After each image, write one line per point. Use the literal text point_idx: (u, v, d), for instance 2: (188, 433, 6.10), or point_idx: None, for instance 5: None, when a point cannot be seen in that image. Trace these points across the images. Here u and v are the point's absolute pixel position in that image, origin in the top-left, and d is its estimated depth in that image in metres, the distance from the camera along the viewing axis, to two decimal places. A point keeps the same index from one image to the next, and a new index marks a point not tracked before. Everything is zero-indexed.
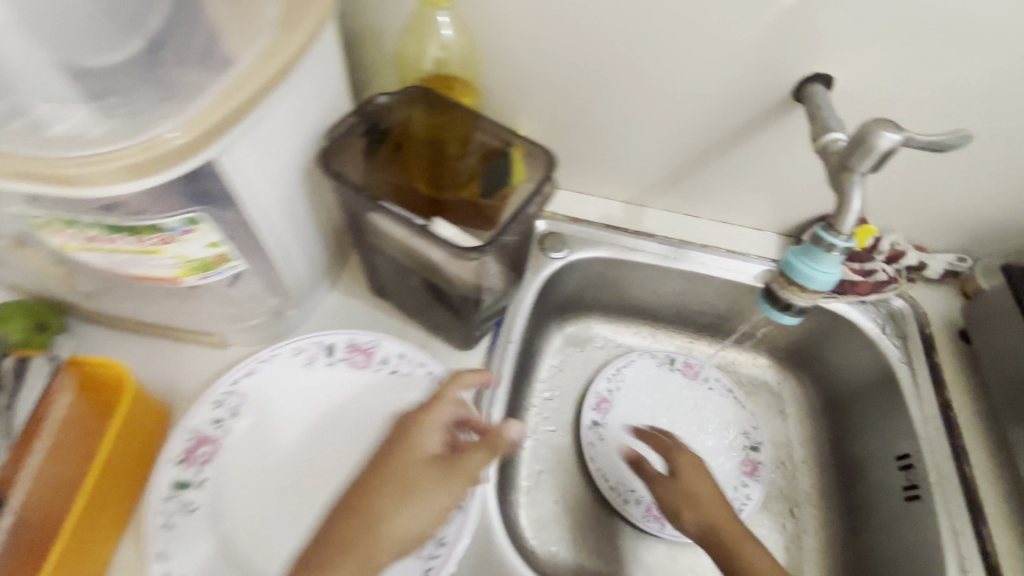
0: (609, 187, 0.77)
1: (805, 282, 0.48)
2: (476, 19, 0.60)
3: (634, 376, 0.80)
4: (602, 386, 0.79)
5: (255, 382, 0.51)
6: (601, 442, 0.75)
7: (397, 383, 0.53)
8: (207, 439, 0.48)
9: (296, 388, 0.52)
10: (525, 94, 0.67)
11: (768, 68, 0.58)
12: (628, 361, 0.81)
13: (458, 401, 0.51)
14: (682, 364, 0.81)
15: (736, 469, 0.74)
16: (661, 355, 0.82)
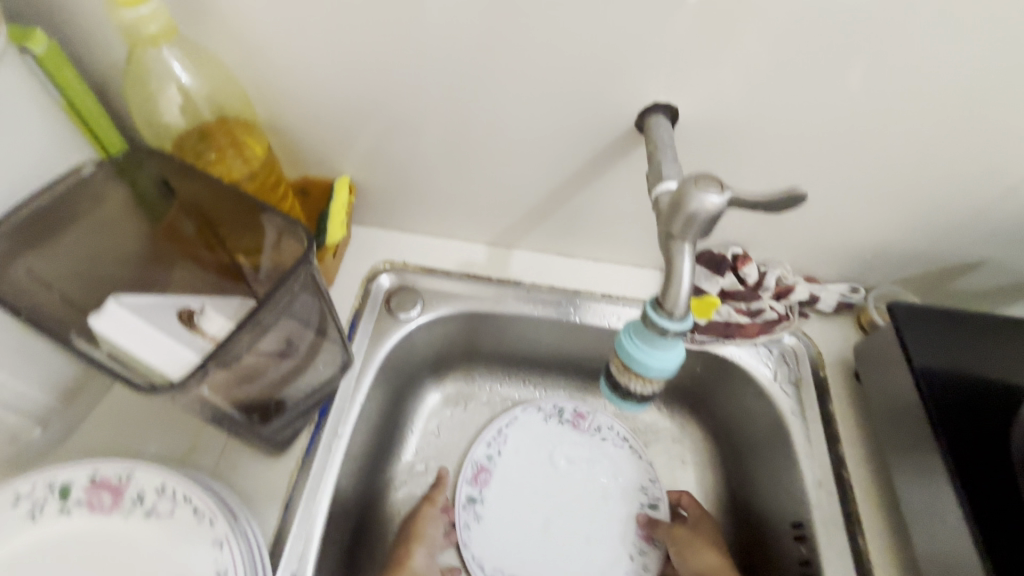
0: (467, 230, 0.67)
1: (640, 371, 0.40)
2: (239, 54, 0.48)
3: (518, 436, 0.68)
4: (481, 453, 0.67)
5: None
6: (478, 523, 0.63)
7: (152, 527, 0.41)
8: None
9: (13, 548, 0.40)
10: (337, 136, 0.56)
11: (605, 97, 0.49)
12: (511, 418, 0.69)
13: (227, 545, 0.40)
14: (572, 414, 0.70)
15: (630, 536, 0.65)
16: (548, 407, 0.70)
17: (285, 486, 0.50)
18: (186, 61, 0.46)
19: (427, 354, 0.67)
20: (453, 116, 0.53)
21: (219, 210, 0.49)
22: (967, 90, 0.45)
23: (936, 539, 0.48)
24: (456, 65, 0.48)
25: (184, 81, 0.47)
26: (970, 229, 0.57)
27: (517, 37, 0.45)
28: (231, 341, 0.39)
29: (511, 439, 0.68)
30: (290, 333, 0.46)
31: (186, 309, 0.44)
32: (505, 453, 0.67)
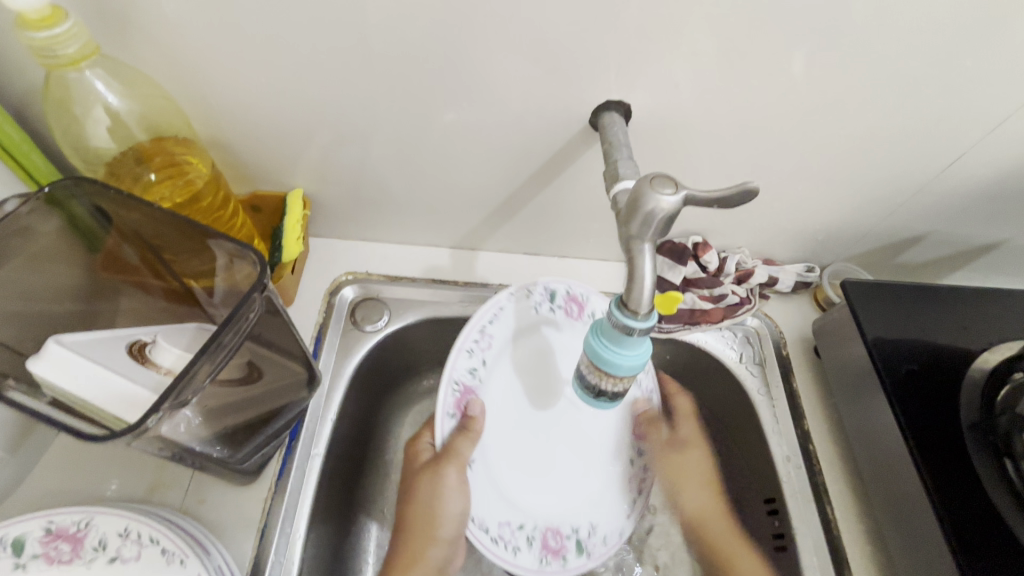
0: (430, 236, 0.66)
1: (609, 369, 0.40)
2: (172, 72, 0.45)
3: (504, 326, 0.56)
4: (461, 370, 0.52)
5: None
6: (471, 471, 0.53)
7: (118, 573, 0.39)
8: None
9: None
10: (288, 150, 0.54)
11: (558, 99, 0.49)
12: (495, 312, 0.55)
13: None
14: (563, 299, 0.59)
15: (626, 441, 0.62)
16: (537, 292, 0.58)
17: (258, 516, 0.48)
18: (111, 81, 0.43)
19: (397, 363, 0.66)
20: (406, 123, 0.51)
21: (162, 237, 0.47)
22: (901, 76, 0.47)
23: (899, 504, 0.51)
24: (404, 72, 0.47)
25: (111, 102, 0.44)
26: (913, 205, 0.60)
27: (465, 43, 0.45)
28: (185, 376, 0.36)
29: (494, 339, 0.55)
30: (246, 357, 0.44)
31: (137, 343, 0.42)
32: (490, 363, 0.55)
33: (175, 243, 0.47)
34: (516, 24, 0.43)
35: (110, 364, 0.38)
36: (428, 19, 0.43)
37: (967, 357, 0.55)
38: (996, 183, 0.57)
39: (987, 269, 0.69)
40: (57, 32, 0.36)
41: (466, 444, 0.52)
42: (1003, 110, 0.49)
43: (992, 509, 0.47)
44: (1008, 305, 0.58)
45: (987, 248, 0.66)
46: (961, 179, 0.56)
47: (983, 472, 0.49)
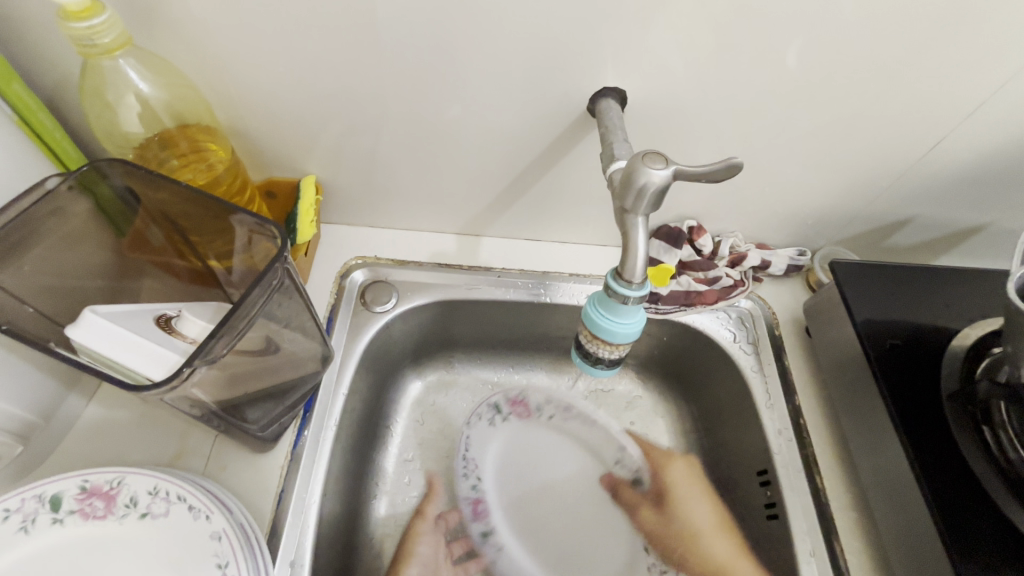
0: (436, 221, 0.68)
1: (606, 338, 0.42)
2: (196, 62, 0.48)
3: (483, 450, 0.68)
4: (466, 488, 0.66)
5: None
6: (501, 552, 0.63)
7: (151, 527, 0.42)
8: None
9: (8, 565, 0.41)
10: (302, 138, 0.57)
11: (559, 86, 0.52)
12: (466, 442, 0.68)
13: (225, 536, 0.42)
14: (508, 405, 0.70)
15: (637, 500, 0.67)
16: (485, 411, 0.70)
17: (276, 482, 0.51)
18: (141, 69, 0.46)
19: (405, 344, 0.68)
20: (414, 111, 0.54)
21: (189, 217, 0.50)
22: (883, 63, 0.50)
23: (883, 473, 0.53)
24: (410, 62, 0.49)
25: (143, 90, 0.47)
26: (898, 189, 0.62)
27: (472, 36, 0.47)
28: (213, 342, 0.39)
29: (478, 459, 0.67)
30: (270, 329, 0.47)
31: (163, 314, 0.45)
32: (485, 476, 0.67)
33: (201, 227, 0.50)
34: (517, 17, 0.46)
35: (140, 331, 0.41)
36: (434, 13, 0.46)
37: (949, 333, 0.57)
38: (978, 167, 0.59)
39: (973, 252, 0.71)
40: (96, 23, 0.39)
41: (421, 524, 0.63)
42: (980, 95, 0.52)
43: (969, 471, 0.50)
44: (989, 284, 0.60)
45: (972, 231, 0.68)
46: (943, 162, 0.59)
47: (962, 440, 0.51)
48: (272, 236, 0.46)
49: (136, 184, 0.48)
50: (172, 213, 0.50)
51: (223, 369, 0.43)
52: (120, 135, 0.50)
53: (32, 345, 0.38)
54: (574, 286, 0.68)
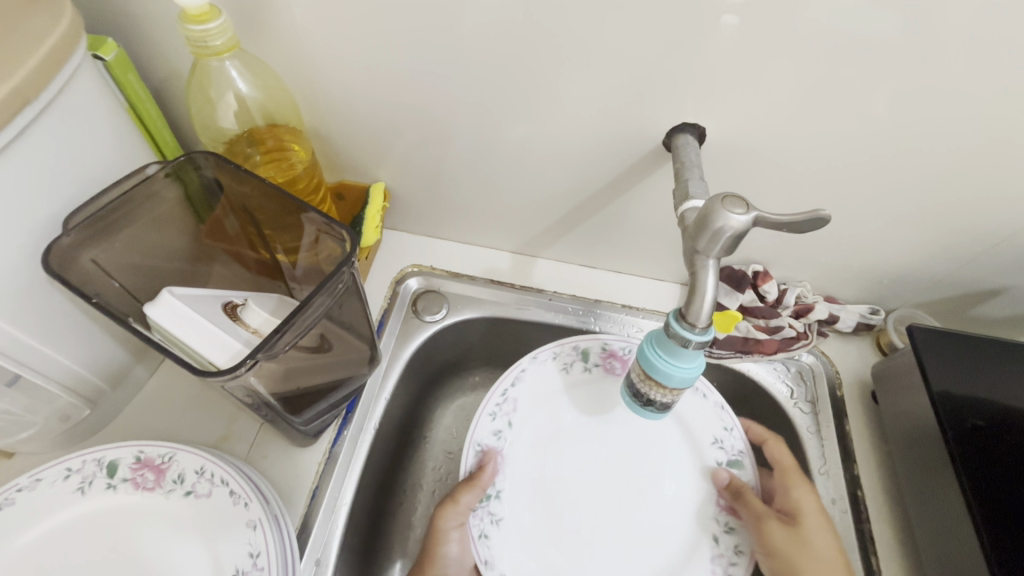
0: (493, 239, 0.69)
1: (662, 380, 0.41)
2: (289, 64, 0.51)
3: (532, 391, 0.60)
4: (486, 431, 0.57)
5: (6, 518, 0.41)
6: (495, 528, 0.54)
7: (195, 507, 0.44)
8: None
9: (62, 525, 0.43)
10: (378, 146, 0.59)
11: (635, 117, 0.51)
12: (517, 374, 0.60)
13: (260, 528, 0.42)
14: (600, 357, 0.61)
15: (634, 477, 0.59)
16: (566, 351, 0.61)
17: (311, 477, 0.52)
18: (243, 70, 0.49)
19: (451, 357, 0.69)
20: (486, 126, 0.54)
21: (265, 210, 0.52)
22: (988, 124, 0.46)
23: (953, 567, 0.48)
24: (491, 81, 0.50)
25: (241, 89, 0.49)
26: (991, 257, 0.58)
27: (557, 57, 0.47)
28: (278, 336, 0.40)
29: (522, 402, 0.59)
30: (328, 327, 0.49)
31: (229, 303, 0.46)
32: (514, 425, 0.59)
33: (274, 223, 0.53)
34: (604, 46, 0.46)
35: (212, 318, 0.43)
36: (524, 32, 0.46)
37: None
38: None
39: None
40: (211, 27, 0.41)
41: (448, 516, 0.53)
42: None
43: None
44: None
45: None
46: None
47: None
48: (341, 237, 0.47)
49: (221, 175, 0.50)
50: (249, 207, 0.53)
51: (279, 362, 0.44)
52: (221, 132, 0.53)
53: (123, 322, 0.40)
54: (625, 317, 0.67)
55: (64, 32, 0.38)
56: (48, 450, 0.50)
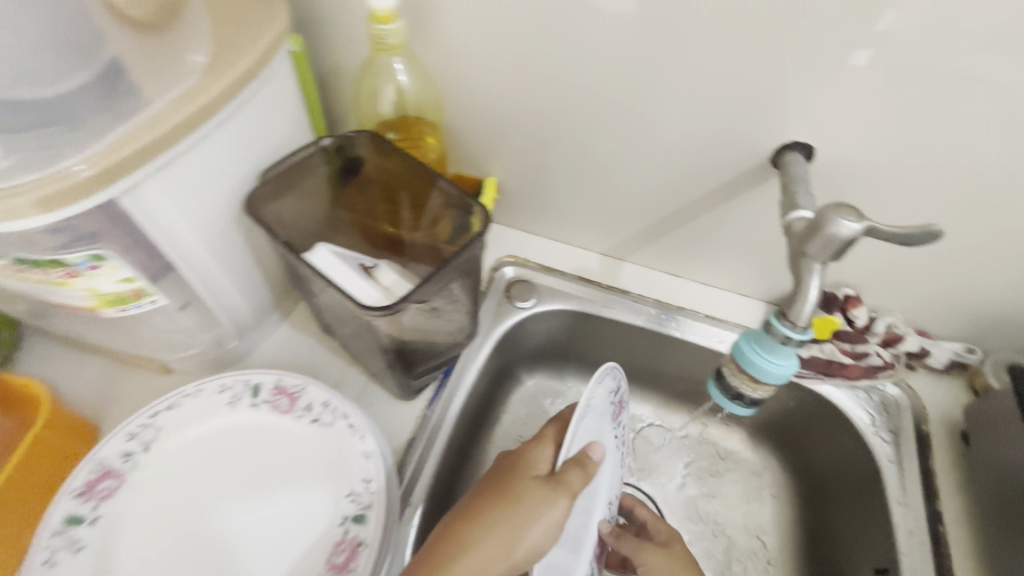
0: (586, 239, 0.73)
1: (755, 374, 0.44)
2: (437, 63, 0.58)
3: (592, 407, 0.47)
4: (582, 417, 0.46)
5: (174, 416, 0.50)
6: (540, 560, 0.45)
7: (318, 433, 0.50)
8: (112, 472, 0.47)
9: (211, 431, 0.51)
10: (497, 142, 0.65)
11: (748, 133, 0.54)
12: (601, 378, 0.48)
13: (373, 457, 0.48)
14: (619, 395, 0.54)
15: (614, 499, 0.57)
16: (609, 381, 0.50)
17: (410, 429, 0.58)
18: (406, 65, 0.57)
19: (533, 345, 0.74)
20: (601, 129, 0.59)
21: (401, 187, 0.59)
22: None
23: None
24: (616, 90, 0.55)
25: (401, 82, 0.58)
26: None
27: (684, 70, 0.51)
28: (419, 290, 0.47)
29: (592, 406, 0.48)
30: (448, 298, 0.54)
31: (363, 265, 0.53)
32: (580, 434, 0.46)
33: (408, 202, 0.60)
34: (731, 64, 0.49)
35: (356, 273, 0.50)
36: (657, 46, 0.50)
37: None
38: None
39: None
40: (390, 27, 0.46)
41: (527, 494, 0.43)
42: None
43: None
44: None
45: None
46: None
47: None
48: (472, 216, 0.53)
49: (370, 154, 0.57)
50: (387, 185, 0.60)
51: (408, 313, 0.50)
52: (377, 121, 0.62)
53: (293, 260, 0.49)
54: (705, 325, 0.69)
55: (269, 39, 0.44)
56: (199, 370, 0.59)
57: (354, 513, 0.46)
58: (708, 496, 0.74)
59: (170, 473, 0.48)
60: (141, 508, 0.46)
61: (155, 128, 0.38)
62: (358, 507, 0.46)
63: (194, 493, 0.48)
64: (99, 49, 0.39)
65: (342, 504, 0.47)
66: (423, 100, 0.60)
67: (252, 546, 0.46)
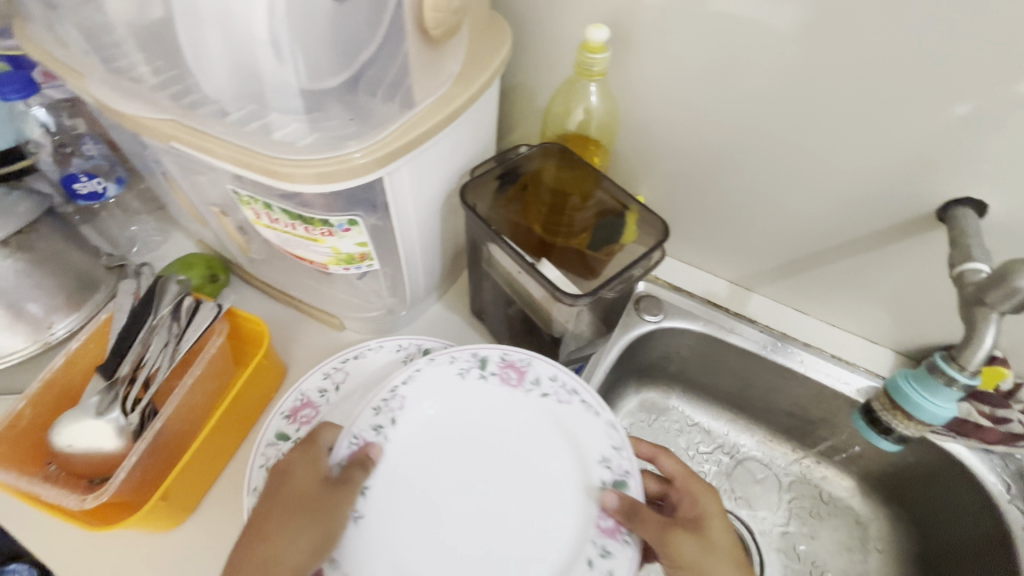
0: (717, 265, 0.76)
1: (914, 410, 0.47)
2: (618, 88, 0.64)
3: (424, 391, 0.53)
4: (366, 425, 0.50)
5: (360, 366, 0.59)
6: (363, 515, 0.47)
7: (549, 407, 0.53)
8: (311, 404, 0.56)
9: (444, 399, 0.54)
10: (652, 165, 0.70)
11: (918, 183, 0.56)
12: (411, 373, 0.53)
13: (618, 428, 0.51)
14: (498, 365, 0.55)
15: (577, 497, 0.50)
16: (465, 357, 0.54)
17: None
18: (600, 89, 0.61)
19: (649, 359, 0.78)
20: (762, 163, 0.62)
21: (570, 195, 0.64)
22: None
23: None
24: (790, 129, 0.58)
25: (592, 102, 0.62)
26: None
27: (867, 117, 0.53)
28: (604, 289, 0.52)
29: (411, 400, 0.52)
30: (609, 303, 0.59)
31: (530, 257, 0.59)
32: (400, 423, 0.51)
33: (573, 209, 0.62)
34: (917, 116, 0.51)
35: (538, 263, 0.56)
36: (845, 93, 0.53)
37: None
38: None
39: None
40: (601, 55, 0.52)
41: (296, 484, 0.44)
42: None
43: None
44: None
45: None
46: None
47: None
48: (651, 231, 0.58)
49: (552, 162, 0.63)
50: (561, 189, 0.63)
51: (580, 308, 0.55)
52: (561, 133, 0.66)
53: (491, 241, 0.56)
54: (832, 365, 0.70)
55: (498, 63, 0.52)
56: (368, 330, 0.68)
57: None
58: (806, 536, 0.73)
59: (428, 435, 0.52)
60: (424, 466, 0.51)
61: (418, 124, 0.46)
62: None
63: (456, 456, 0.51)
64: (364, 46, 0.42)
65: (595, 470, 0.49)
66: (608, 122, 0.64)
67: (532, 509, 0.49)
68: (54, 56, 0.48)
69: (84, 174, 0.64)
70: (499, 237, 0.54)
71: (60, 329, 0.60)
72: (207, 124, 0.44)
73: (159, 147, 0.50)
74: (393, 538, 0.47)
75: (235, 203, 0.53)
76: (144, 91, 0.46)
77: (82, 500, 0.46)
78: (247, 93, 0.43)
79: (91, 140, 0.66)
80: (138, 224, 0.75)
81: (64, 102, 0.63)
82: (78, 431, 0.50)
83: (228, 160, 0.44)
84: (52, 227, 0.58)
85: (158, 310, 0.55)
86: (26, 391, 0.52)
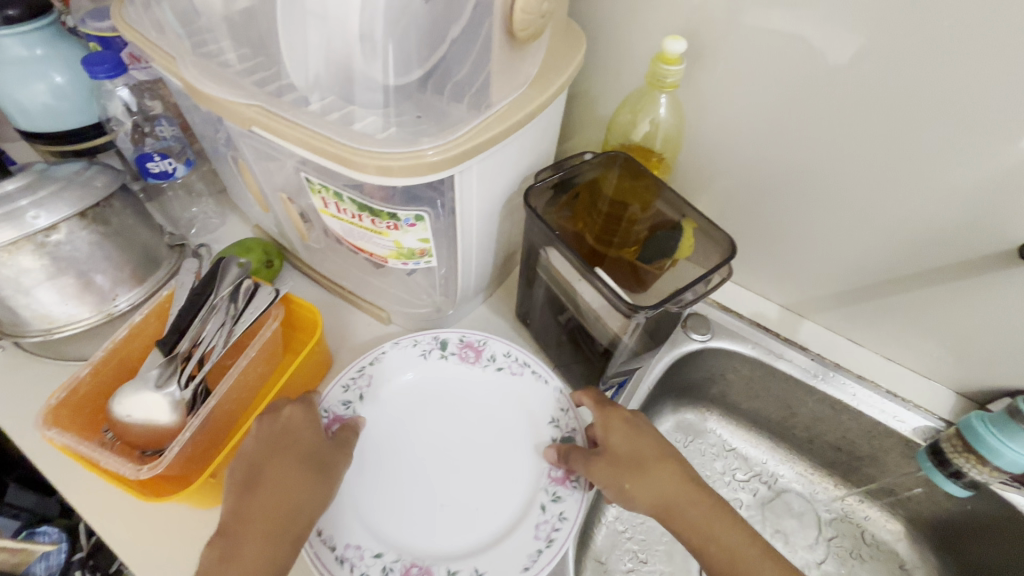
0: (769, 288, 0.75)
1: (992, 449, 0.50)
2: (685, 102, 0.63)
3: (388, 370, 0.59)
4: (337, 397, 0.56)
5: (379, 369, 0.58)
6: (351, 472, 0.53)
7: (505, 378, 0.60)
8: (337, 418, 0.55)
9: (412, 371, 0.60)
10: (710, 181, 0.68)
11: (1000, 219, 0.53)
12: (377, 353, 0.59)
13: (565, 394, 0.58)
14: (458, 345, 0.61)
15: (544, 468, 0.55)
16: (426, 339, 0.61)
17: None
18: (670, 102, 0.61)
19: (690, 378, 0.77)
20: (829, 187, 0.60)
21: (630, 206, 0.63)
22: None
23: None
24: (863, 154, 0.56)
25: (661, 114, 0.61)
26: None
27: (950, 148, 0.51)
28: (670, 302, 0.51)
29: (377, 376, 0.58)
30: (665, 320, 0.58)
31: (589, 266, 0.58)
32: (367, 397, 0.57)
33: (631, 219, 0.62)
34: (1007, 150, 0.49)
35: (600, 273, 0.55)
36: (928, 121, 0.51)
37: None
38: None
39: None
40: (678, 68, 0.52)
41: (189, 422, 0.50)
42: None
43: None
44: None
45: None
46: None
47: None
48: (717, 245, 0.57)
49: (614, 172, 0.63)
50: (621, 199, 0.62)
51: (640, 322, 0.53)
52: (624, 143, 0.66)
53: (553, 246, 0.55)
54: (888, 402, 0.67)
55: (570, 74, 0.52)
56: (413, 326, 0.68)
57: (562, 436, 0.56)
58: None
59: (401, 402, 0.59)
60: (396, 429, 0.57)
61: (491, 127, 0.46)
62: (563, 432, 0.56)
63: (426, 421, 0.58)
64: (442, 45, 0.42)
65: (546, 429, 0.57)
66: (673, 134, 0.63)
67: (490, 462, 0.56)
68: (148, 39, 0.50)
69: (157, 154, 0.66)
70: (560, 242, 0.53)
71: (123, 301, 0.61)
72: (286, 109, 0.45)
73: (236, 131, 0.51)
74: (369, 495, 0.52)
75: (302, 191, 0.54)
76: (230, 76, 0.47)
77: (137, 469, 0.47)
78: (331, 84, 0.44)
79: (165, 121, 0.69)
80: (198, 206, 0.78)
81: (145, 83, 0.66)
82: (136, 401, 0.51)
83: (303, 146, 0.44)
84: (125, 203, 0.60)
85: (219, 290, 0.55)
86: (89, 358, 0.54)
